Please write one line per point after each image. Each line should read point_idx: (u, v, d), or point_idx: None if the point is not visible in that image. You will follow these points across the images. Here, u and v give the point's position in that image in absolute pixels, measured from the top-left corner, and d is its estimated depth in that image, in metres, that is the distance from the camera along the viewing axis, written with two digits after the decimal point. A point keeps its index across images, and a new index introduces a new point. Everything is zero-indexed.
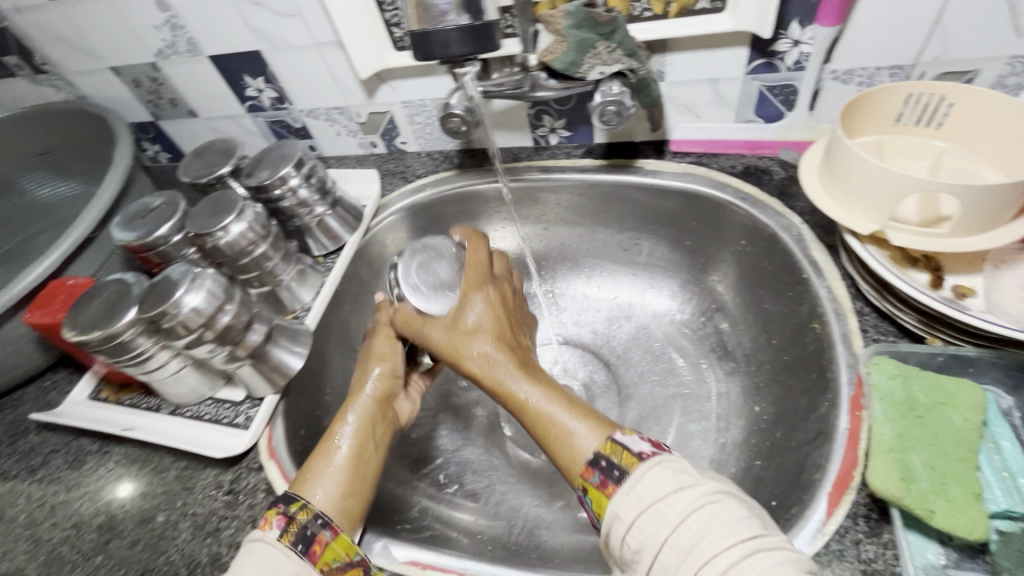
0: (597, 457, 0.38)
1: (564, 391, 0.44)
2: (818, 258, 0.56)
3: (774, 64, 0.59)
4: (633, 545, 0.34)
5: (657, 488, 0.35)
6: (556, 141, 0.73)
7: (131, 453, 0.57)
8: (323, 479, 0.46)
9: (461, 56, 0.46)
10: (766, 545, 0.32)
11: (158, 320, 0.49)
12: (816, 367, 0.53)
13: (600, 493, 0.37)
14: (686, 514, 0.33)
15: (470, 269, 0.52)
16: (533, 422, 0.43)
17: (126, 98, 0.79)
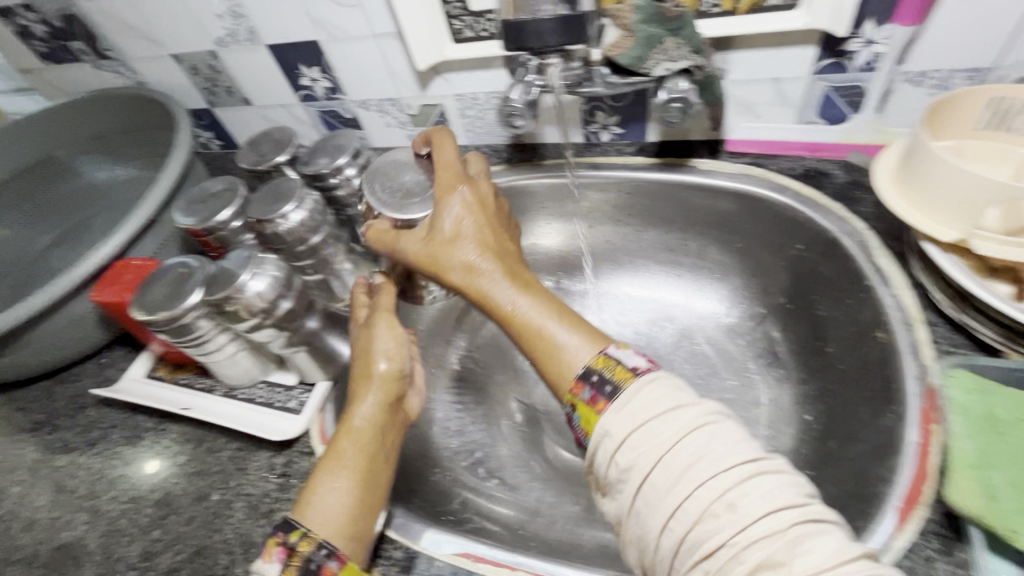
0: (589, 372, 0.40)
1: (553, 302, 0.45)
2: (883, 266, 0.55)
3: (844, 64, 0.57)
4: (622, 462, 0.36)
5: (652, 407, 0.37)
6: (607, 138, 0.72)
7: (186, 431, 0.59)
8: (326, 501, 0.44)
9: (553, 48, 0.44)
10: (764, 468, 0.34)
11: (222, 303, 0.51)
12: (878, 377, 0.52)
13: (589, 408, 0.39)
14: (683, 433, 0.35)
15: (442, 170, 0.51)
16: (521, 332, 0.44)
17: (183, 85, 0.81)
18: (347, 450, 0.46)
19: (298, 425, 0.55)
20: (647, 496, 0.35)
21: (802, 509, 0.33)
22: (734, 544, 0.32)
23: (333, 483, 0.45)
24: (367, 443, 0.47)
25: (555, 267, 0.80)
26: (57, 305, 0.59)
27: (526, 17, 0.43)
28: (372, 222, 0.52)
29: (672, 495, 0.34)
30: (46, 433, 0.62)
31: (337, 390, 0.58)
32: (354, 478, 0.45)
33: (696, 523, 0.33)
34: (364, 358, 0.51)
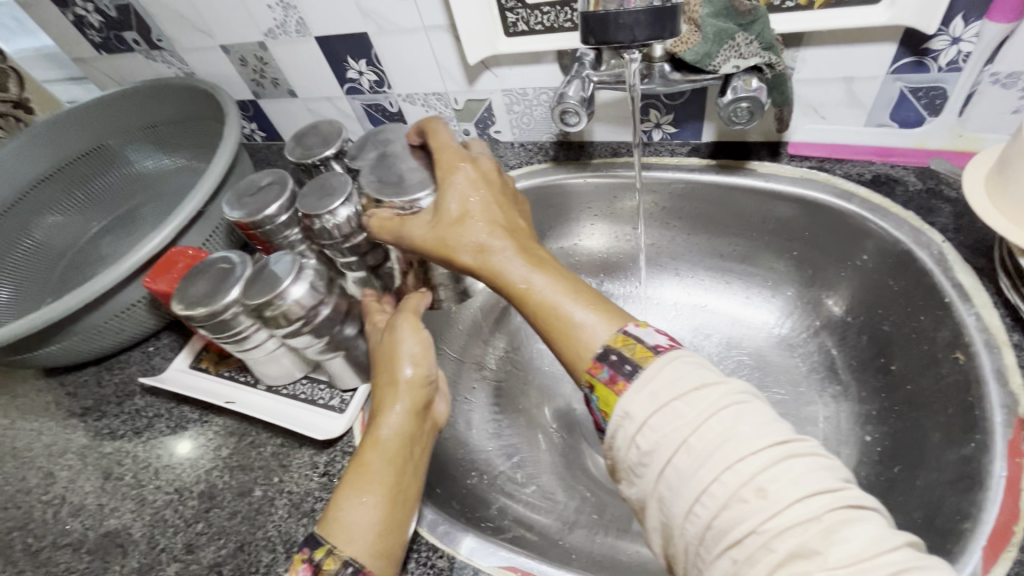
0: (607, 352, 0.38)
1: (566, 279, 0.44)
2: (964, 282, 0.51)
3: (925, 64, 0.53)
4: (644, 444, 0.34)
5: (673, 386, 0.34)
6: (659, 137, 0.69)
7: (230, 424, 0.59)
8: (355, 517, 0.42)
9: (641, 43, 0.41)
10: (796, 450, 0.32)
11: (261, 307, 0.49)
12: (956, 402, 0.48)
13: (608, 389, 0.37)
14: (709, 414, 0.33)
15: (444, 153, 0.49)
16: (535, 312, 0.43)
17: (231, 76, 0.81)
18: (375, 460, 0.45)
19: (341, 424, 0.54)
20: (669, 480, 0.33)
21: (840, 496, 0.30)
22: (764, 533, 0.29)
23: (360, 498, 0.43)
24: (392, 454, 0.46)
25: (597, 270, 0.78)
26: (108, 294, 0.59)
27: (611, 8, 0.40)
28: (376, 209, 0.50)
29: (696, 479, 0.32)
30: (94, 419, 0.63)
31: None
32: (383, 492, 0.44)
33: (723, 510, 0.31)
34: (389, 365, 0.49)
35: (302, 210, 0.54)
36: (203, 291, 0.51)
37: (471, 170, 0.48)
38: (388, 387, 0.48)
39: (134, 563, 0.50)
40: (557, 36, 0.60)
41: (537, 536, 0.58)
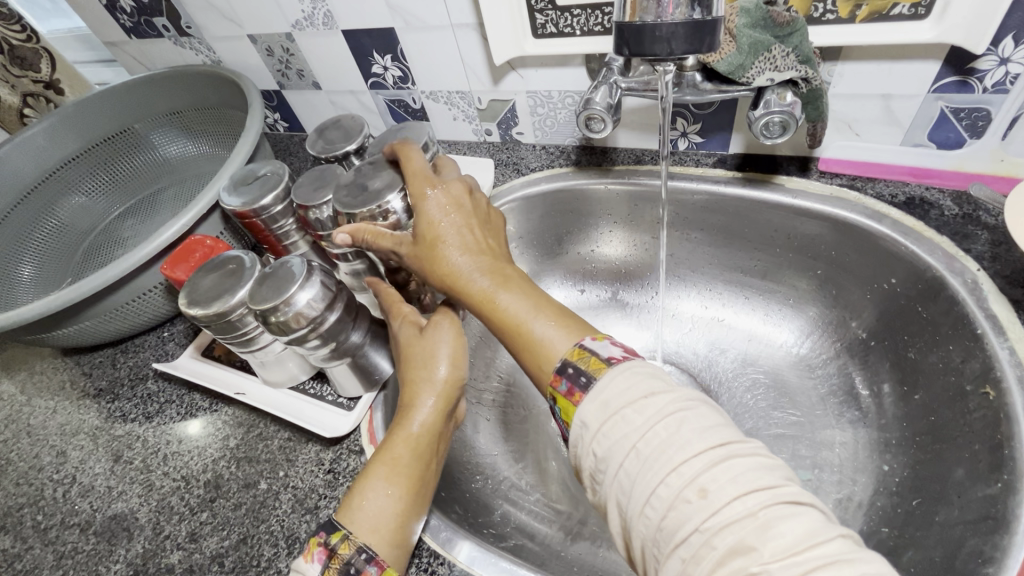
0: (565, 365, 0.38)
1: (533, 294, 0.44)
2: (999, 314, 0.49)
3: (970, 83, 0.51)
4: (600, 452, 0.34)
5: (623, 394, 0.34)
6: (685, 147, 0.68)
7: (239, 415, 0.59)
8: (374, 506, 0.42)
9: (678, 56, 0.39)
10: (739, 452, 0.31)
11: (267, 313, 0.47)
12: (984, 439, 0.46)
13: (567, 401, 0.37)
14: (656, 420, 0.32)
15: (415, 176, 0.49)
16: (502, 326, 0.43)
17: (257, 66, 0.81)
18: (397, 451, 0.44)
19: (349, 421, 0.54)
20: (621, 483, 0.32)
21: (778, 494, 0.29)
22: (705, 531, 0.29)
23: (384, 488, 0.43)
24: (414, 447, 0.45)
25: (613, 278, 0.77)
26: (126, 279, 0.60)
27: (648, 19, 0.38)
28: (359, 227, 0.50)
29: (644, 483, 0.31)
30: (107, 401, 0.64)
31: (388, 390, 0.58)
32: (404, 488, 0.43)
33: (668, 511, 0.30)
34: (424, 361, 0.47)
35: (298, 201, 0.56)
36: (218, 283, 0.51)
37: (440, 195, 0.48)
38: (423, 382, 0.47)
39: (137, 548, 0.50)
40: (586, 38, 0.59)
41: (539, 546, 0.57)
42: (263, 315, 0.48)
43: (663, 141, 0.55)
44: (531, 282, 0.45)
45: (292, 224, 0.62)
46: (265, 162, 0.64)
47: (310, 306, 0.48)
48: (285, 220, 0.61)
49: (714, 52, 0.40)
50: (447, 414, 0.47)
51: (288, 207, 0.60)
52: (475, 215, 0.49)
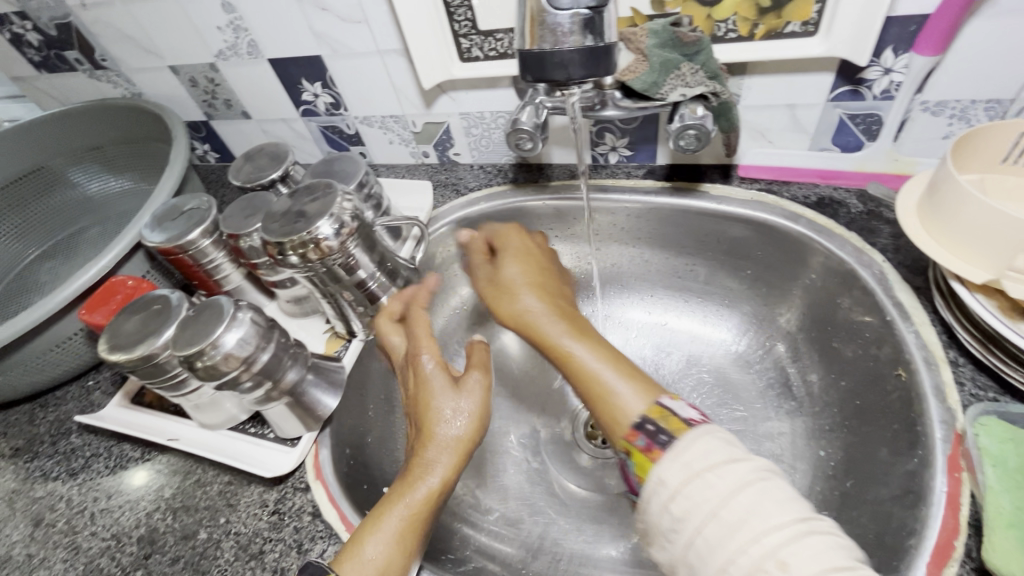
0: (644, 421, 0.39)
1: (607, 349, 0.46)
2: (905, 301, 0.52)
3: (861, 92, 0.56)
4: (677, 512, 0.35)
5: (704, 456, 0.35)
6: (615, 160, 0.71)
7: (174, 462, 0.56)
8: (371, 556, 0.41)
9: (577, 80, 0.41)
10: (816, 529, 0.32)
11: (192, 359, 0.45)
12: (901, 418, 0.49)
13: (644, 456, 0.38)
14: (737, 489, 0.34)
15: (507, 228, 0.59)
16: (573, 371, 0.45)
17: (182, 98, 0.79)
18: (411, 499, 0.44)
19: (292, 459, 0.52)
20: (698, 549, 0.34)
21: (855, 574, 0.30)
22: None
23: (387, 542, 0.42)
24: (429, 496, 0.44)
25: None
26: (40, 328, 0.56)
27: (547, 47, 0.40)
28: (471, 238, 0.59)
29: (725, 551, 0.32)
30: (25, 461, 0.59)
31: (334, 423, 0.55)
32: (407, 531, 0.43)
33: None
34: (435, 417, 0.46)
35: (228, 231, 0.55)
36: (142, 325, 0.49)
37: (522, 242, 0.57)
38: (438, 429, 0.45)
39: None
40: (510, 61, 0.61)
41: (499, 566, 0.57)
42: (188, 361, 0.45)
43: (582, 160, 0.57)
44: (597, 334, 0.47)
45: (224, 257, 0.60)
46: (194, 194, 0.62)
47: (240, 346, 0.46)
48: (216, 254, 0.59)
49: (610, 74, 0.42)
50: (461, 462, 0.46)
51: (217, 240, 0.59)
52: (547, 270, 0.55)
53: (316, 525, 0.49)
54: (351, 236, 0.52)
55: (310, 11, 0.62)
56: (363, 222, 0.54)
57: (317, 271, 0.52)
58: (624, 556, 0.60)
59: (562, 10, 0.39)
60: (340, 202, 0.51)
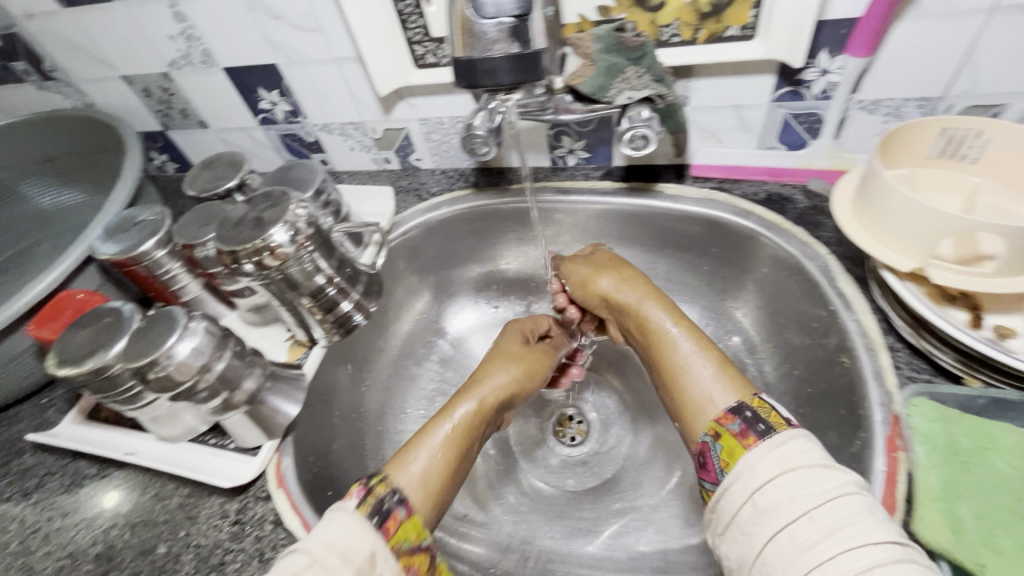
0: (741, 408, 0.42)
1: (703, 340, 0.49)
2: (847, 291, 0.55)
3: (801, 92, 0.58)
4: (763, 504, 0.36)
5: (802, 458, 0.37)
6: (574, 163, 0.72)
7: (132, 477, 0.55)
8: (417, 460, 0.48)
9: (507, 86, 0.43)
10: (914, 558, 0.32)
11: (144, 370, 0.46)
12: (845, 403, 0.51)
13: (735, 441, 0.40)
14: (833, 497, 0.35)
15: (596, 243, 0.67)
16: (663, 356, 0.50)
17: (136, 108, 0.78)
18: (450, 424, 0.52)
19: (253, 467, 0.51)
20: (780, 544, 0.34)
21: None
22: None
23: (432, 451, 0.49)
24: (473, 420, 0.54)
25: (524, 292, 0.79)
26: None
27: (476, 54, 0.41)
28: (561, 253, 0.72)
29: (812, 551, 0.33)
30: None
31: (296, 431, 0.55)
32: (448, 447, 0.50)
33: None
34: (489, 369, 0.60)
35: (183, 241, 0.55)
36: (94, 338, 0.48)
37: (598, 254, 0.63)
38: (490, 373, 0.59)
39: None
40: None
41: None
42: (141, 372, 0.46)
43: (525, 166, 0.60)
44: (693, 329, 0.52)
45: (180, 268, 0.60)
46: (147, 206, 0.62)
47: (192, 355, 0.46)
48: (172, 265, 0.59)
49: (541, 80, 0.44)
50: (507, 403, 0.59)
51: (173, 250, 0.58)
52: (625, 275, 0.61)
53: (278, 533, 0.48)
54: (306, 243, 0.52)
55: (263, 19, 0.62)
56: (319, 229, 0.54)
57: (273, 279, 0.52)
58: (590, 550, 0.61)
59: (487, 18, 0.40)
60: (293, 209, 0.51)
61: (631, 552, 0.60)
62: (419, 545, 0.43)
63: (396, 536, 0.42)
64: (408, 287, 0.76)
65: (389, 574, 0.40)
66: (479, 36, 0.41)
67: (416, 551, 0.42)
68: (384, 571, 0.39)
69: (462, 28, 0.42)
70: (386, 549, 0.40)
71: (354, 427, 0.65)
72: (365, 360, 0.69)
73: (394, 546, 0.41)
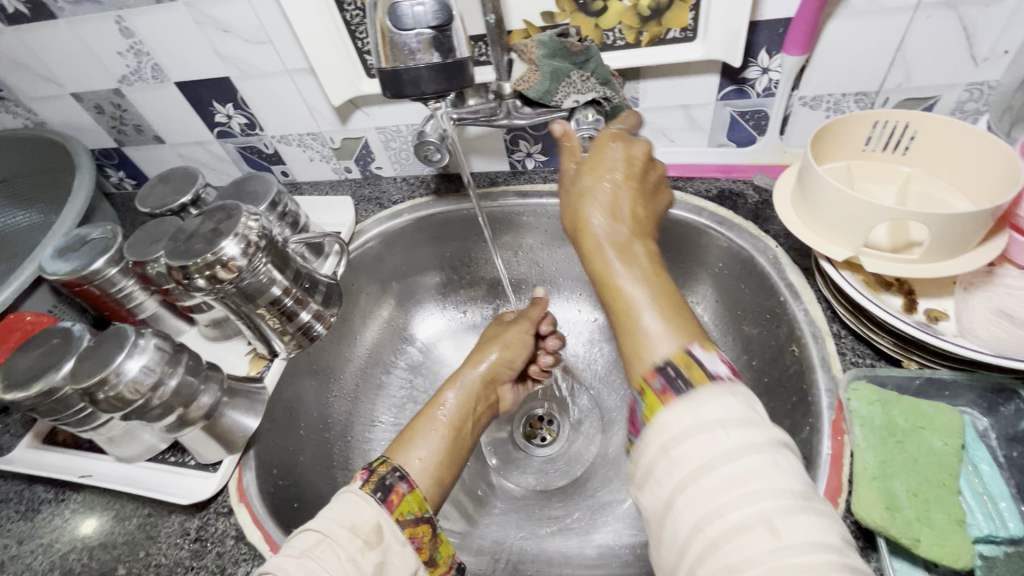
0: (666, 364, 0.37)
1: (652, 279, 0.43)
2: (795, 282, 0.56)
3: (745, 90, 0.60)
4: (673, 457, 0.34)
5: (718, 411, 0.34)
6: (532, 165, 0.73)
7: (89, 500, 0.54)
8: (416, 447, 0.49)
9: (433, 94, 0.44)
10: (814, 507, 0.31)
11: (93, 390, 0.45)
12: (796, 391, 0.53)
13: (656, 399, 0.36)
14: (742, 449, 0.32)
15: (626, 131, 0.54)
16: (609, 299, 0.44)
17: (89, 125, 0.77)
18: (445, 409, 0.53)
19: (213, 483, 0.51)
20: (685, 498, 0.32)
21: (843, 557, 0.29)
22: (766, 568, 0.29)
23: (427, 436, 0.50)
24: (463, 403, 0.55)
25: (490, 296, 0.79)
26: None
27: (399, 65, 0.42)
28: None
29: (712, 503, 0.31)
30: None
31: (258, 444, 0.55)
32: (448, 429, 0.51)
33: (730, 536, 0.30)
34: (476, 353, 0.60)
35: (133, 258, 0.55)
36: (41, 360, 0.48)
37: (566, 139, 0.51)
38: (474, 357, 0.59)
39: None
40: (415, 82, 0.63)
41: None
42: (90, 393, 0.46)
43: (467, 175, 0.61)
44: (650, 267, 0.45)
45: (135, 284, 0.59)
46: (98, 223, 0.61)
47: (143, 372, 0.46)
48: (125, 282, 0.58)
49: (468, 87, 0.45)
50: (494, 383, 0.59)
51: (125, 267, 0.58)
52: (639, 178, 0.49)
53: (240, 548, 0.48)
54: (259, 255, 0.52)
55: (211, 33, 0.62)
56: (272, 241, 0.54)
57: (227, 294, 0.52)
58: (560, 549, 0.61)
59: (406, 30, 0.41)
60: (244, 221, 0.51)
61: (599, 549, 0.61)
62: (422, 517, 0.42)
63: (400, 508, 0.42)
64: (372, 296, 0.75)
65: (396, 544, 0.40)
66: (402, 46, 0.42)
67: (419, 523, 0.42)
68: (391, 542, 0.39)
69: (385, 39, 0.42)
70: (391, 520, 0.40)
71: (320, 439, 0.64)
72: (330, 371, 0.69)
73: (398, 518, 0.41)
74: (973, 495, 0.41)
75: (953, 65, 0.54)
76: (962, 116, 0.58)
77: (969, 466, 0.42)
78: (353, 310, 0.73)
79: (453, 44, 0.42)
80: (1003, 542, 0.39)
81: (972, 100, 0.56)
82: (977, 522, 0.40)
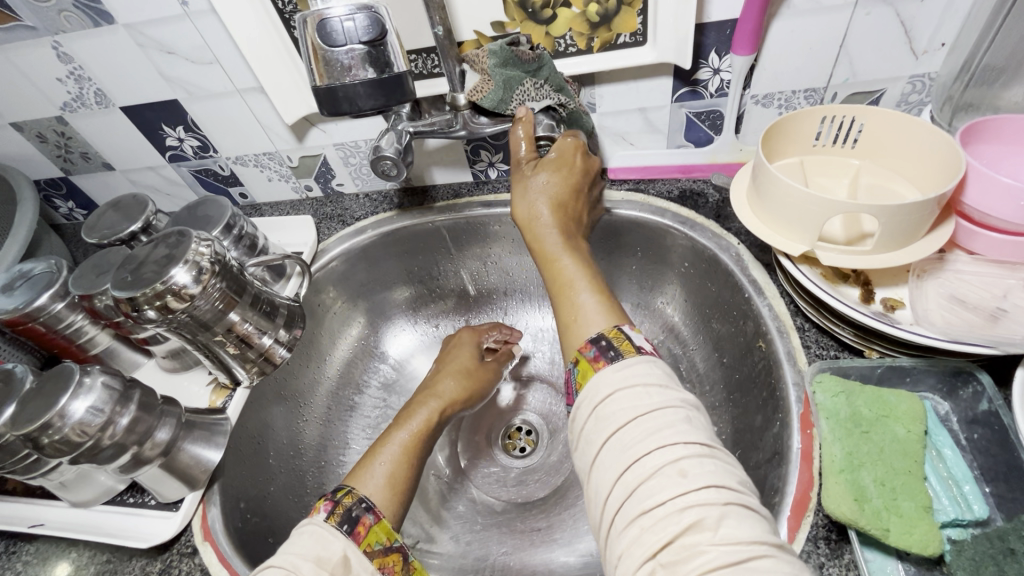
0: (600, 337, 0.41)
1: (591, 269, 0.48)
2: (757, 277, 0.57)
3: (699, 91, 0.61)
4: (608, 411, 0.36)
5: (646, 376, 0.37)
6: (495, 175, 0.72)
7: (40, 550, 0.51)
8: (375, 474, 0.47)
9: (372, 111, 0.43)
10: (719, 455, 0.34)
11: (37, 436, 0.43)
12: (765, 387, 0.53)
13: (589, 365, 0.40)
14: (662, 404, 0.35)
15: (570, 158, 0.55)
16: (552, 280, 0.48)
17: (32, 155, 0.74)
18: (400, 435, 0.52)
19: (174, 524, 0.49)
20: (611, 448, 0.35)
21: (740, 495, 0.32)
22: (671, 505, 0.32)
23: (382, 462, 0.48)
24: (427, 422, 0.55)
25: (462, 307, 0.78)
26: None
27: (334, 82, 0.42)
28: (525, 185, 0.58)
29: (633, 450, 0.34)
30: None
31: (222, 478, 0.53)
32: (405, 453, 0.50)
33: (644, 481, 0.33)
34: (427, 391, 0.60)
35: (80, 292, 0.53)
36: None
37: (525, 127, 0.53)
38: (435, 382, 0.61)
39: None
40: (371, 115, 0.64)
41: None
42: (34, 438, 0.43)
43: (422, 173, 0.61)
44: (588, 260, 0.50)
45: (84, 319, 0.57)
46: (41, 258, 0.60)
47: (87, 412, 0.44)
48: (74, 317, 0.56)
49: (410, 101, 0.45)
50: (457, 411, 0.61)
51: (73, 302, 0.56)
52: (573, 179, 0.52)
53: None
54: (212, 282, 0.50)
55: (154, 55, 0.60)
56: (226, 266, 0.52)
57: (180, 324, 0.50)
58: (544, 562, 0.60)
59: (339, 47, 0.40)
60: (194, 247, 0.49)
61: (583, 558, 0.59)
62: (390, 546, 0.41)
63: (367, 539, 0.40)
64: (339, 315, 0.73)
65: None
66: (336, 63, 0.41)
67: (388, 552, 0.41)
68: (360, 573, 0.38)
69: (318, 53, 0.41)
70: (358, 552, 0.39)
71: (291, 466, 0.62)
72: (301, 395, 0.67)
73: (367, 549, 0.40)
74: (938, 479, 0.42)
75: (896, 59, 0.56)
76: (907, 108, 0.60)
77: (933, 451, 0.43)
78: (320, 331, 0.71)
79: (390, 59, 0.42)
80: (969, 524, 0.40)
81: (914, 92, 0.58)
82: (944, 507, 0.40)
